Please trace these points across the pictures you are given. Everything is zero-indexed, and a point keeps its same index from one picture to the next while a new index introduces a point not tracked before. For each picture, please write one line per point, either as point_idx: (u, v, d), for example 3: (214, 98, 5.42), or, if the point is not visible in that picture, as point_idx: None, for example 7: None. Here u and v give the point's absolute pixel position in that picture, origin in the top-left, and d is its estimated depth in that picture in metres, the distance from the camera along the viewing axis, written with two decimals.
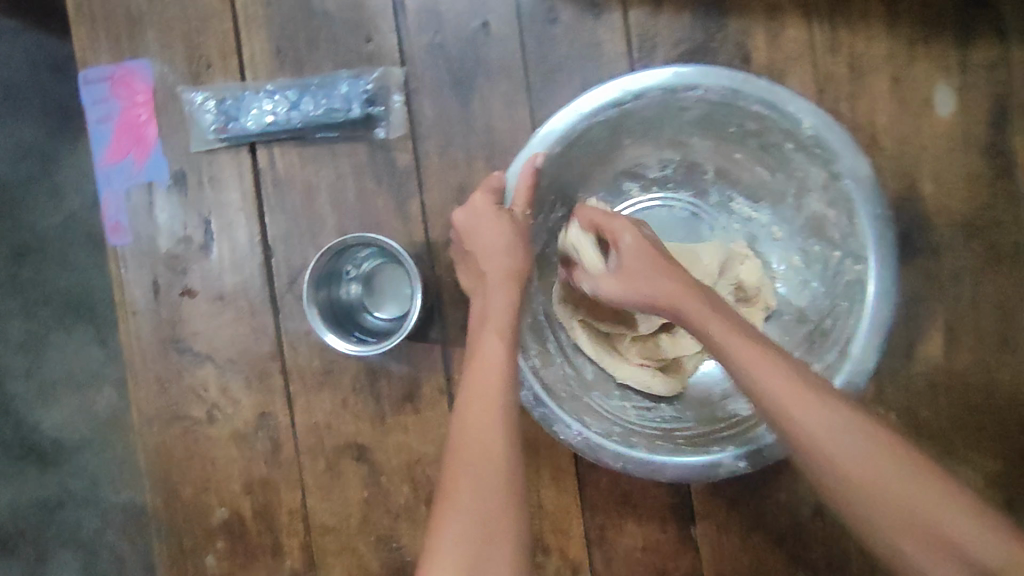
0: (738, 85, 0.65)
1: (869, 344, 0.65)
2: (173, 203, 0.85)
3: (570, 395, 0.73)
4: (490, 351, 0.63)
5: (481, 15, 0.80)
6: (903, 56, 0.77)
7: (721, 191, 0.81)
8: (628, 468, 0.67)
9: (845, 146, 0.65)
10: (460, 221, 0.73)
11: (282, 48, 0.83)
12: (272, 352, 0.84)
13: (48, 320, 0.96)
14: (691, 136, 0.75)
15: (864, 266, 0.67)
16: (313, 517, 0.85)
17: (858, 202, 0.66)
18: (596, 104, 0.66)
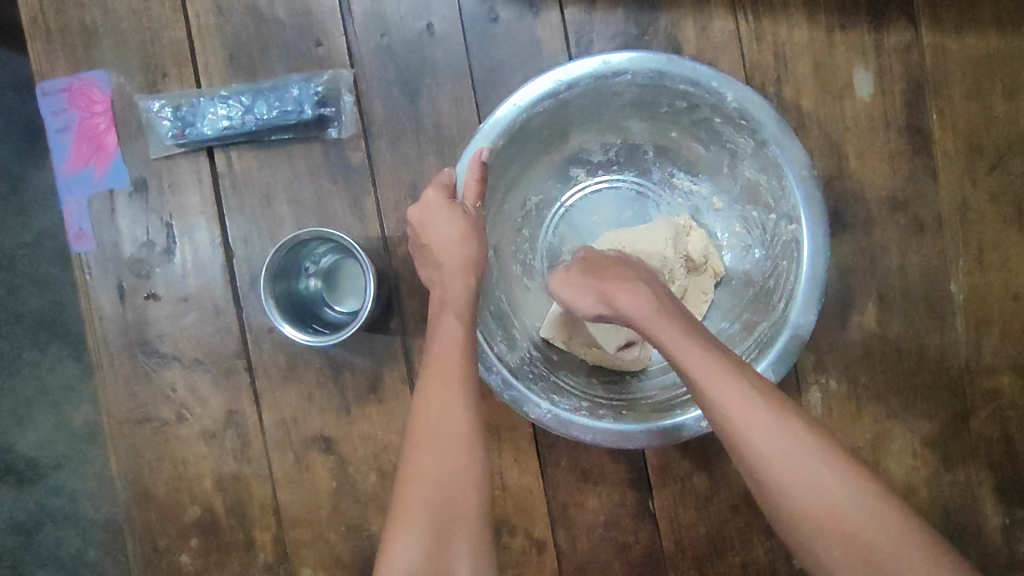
0: (663, 66, 0.68)
1: (810, 294, 0.69)
2: (135, 208, 0.87)
3: (536, 376, 0.76)
4: (451, 333, 0.67)
5: (426, 17, 0.84)
6: (823, 42, 0.82)
7: (663, 168, 0.84)
8: (597, 438, 0.70)
9: (769, 118, 0.69)
10: (414, 218, 0.74)
11: (235, 55, 0.85)
12: (237, 350, 0.87)
13: (21, 340, 1.01)
14: (627, 119, 0.79)
15: (797, 226, 0.70)
16: (284, 510, 0.87)
17: (786, 166, 0.70)
18: (532, 96, 0.70)
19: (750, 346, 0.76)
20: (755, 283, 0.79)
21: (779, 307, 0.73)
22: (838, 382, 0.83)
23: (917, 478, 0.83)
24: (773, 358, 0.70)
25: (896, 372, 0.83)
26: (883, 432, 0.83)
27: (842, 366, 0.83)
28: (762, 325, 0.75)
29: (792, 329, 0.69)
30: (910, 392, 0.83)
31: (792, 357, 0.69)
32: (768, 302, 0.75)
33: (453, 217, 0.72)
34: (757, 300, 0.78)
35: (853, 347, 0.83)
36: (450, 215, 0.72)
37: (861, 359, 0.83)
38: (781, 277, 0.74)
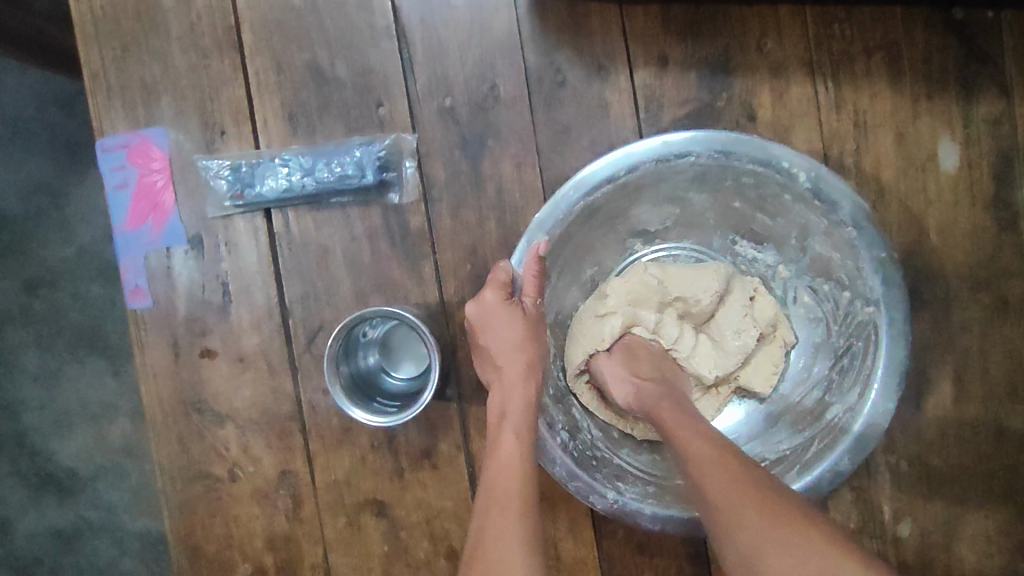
0: (730, 146, 0.67)
1: (886, 382, 0.69)
2: (191, 265, 0.86)
3: (600, 462, 0.75)
4: (507, 445, 0.66)
5: (490, 78, 0.82)
6: (906, 113, 0.79)
7: (724, 236, 0.81)
8: (667, 528, 0.70)
9: (844, 195, 0.68)
10: (472, 315, 0.73)
11: (295, 114, 0.84)
12: (291, 411, 0.86)
13: (61, 352, 1.10)
14: (688, 192, 0.76)
15: (875, 309, 0.69)
16: (335, 571, 0.86)
17: (862, 246, 0.68)
18: (590, 181, 0.69)
19: (818, 430, 0.73)
20: (827, 358, 0.76)
21: (853, 392, 0.71)
22: (911, 464, 0.80)
23: (990, 567, 0.80)
24: (846, 449, 0.69)
25: (972, 456, 0.79)
26: (955, 518, 0.80)
27: (916, 449, 0.80)
28: (835, 405, 0.73)
29: (867, 421, 0.69)
30: (987, 479, 0.79)
31: (863, 451, 0.69)
32: (842, 381, 0.74)
33: (511, 318, 0.71)
34: (830, 377, 0.75)
35: (928, 429, 0.80)
36: (511, 314, 0.71)
37: (936, 442, 0.80)
38: (857, 357, 0.72)
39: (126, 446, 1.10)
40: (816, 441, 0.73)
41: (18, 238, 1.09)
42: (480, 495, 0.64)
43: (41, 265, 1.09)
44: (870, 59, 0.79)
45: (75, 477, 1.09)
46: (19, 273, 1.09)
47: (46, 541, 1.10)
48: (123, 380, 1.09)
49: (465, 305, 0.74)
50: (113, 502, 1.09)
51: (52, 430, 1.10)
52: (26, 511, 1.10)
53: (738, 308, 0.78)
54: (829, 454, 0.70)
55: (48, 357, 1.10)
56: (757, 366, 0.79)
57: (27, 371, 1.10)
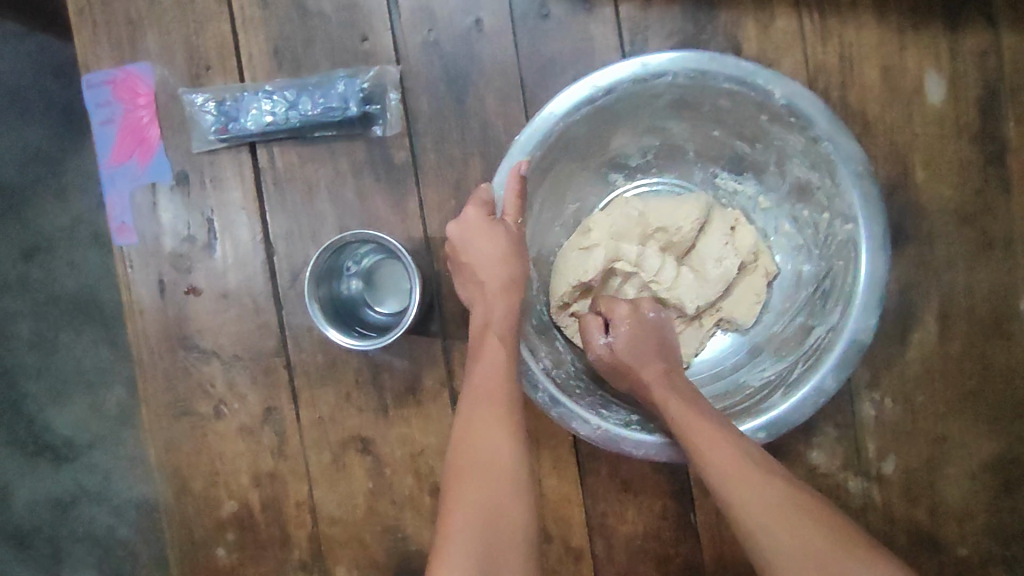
0: (705, 65, 0.65)
1: (868, 300, 0.66)
2: (176, 202, 0.87)
3: (583, 391, 0.76)
4: (494, 352, 0.67)
5: (474, 11, 0.81)
6: (892, 44, 0.78)
7: (705, 169, 0.81)
8: (648, 454, 0.69)
9: (819, 110, 0.65)
10: (454, 236, 0.73)
11: (279, 49, 0.84)
12: (276, 347, 0.86)
13: (57, 320, 1.10)
14: (668, 119, 0.75)
15: (854, 226, 0.67)
16: (320, 508, 0.87)
17: (839, 162, 0.66)
18: (569, 103, 0.67)
19: (802, 354, 0.73)
20: (809, 286, 0.76)
21: (835, 312, 0.70)
22: (895, 399, 0.80)
23: (974, 503, 0.79)
24: (832, 365, 0.67)
25: (957, 392, 0.79)
26: (939, 453, 0.79)
27: (900, 384, 0.80)
28: (817, 329, 0.72)
29: (850, 337, 0.66)
30: (971, 415, 0.79)
31: (851, 365, 0.66)
32: (823, 304, 0.73)
33: (494, 235, 0.70)
34: (812, 303, 0.75)
35: (912, 364, 0.79)
36: (494, 233, 0.70)
37: (920, 378, 0.79)
38: (837, 278, 0.71)
39: (122, 416, 1.09)
40: (800, 364, 0.72)
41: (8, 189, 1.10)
42: (466, 392, 0.66)
43: (31, 214, 1.10)
44: None
45: (73, 445, 1.10)
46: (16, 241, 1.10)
47: (45, 511, 1.11)
48: (112, 330, 1.10)
49: (447, 225, 0.74)
50: (111, 471, 1.10)
51: (48, 398, 1.11)
52: (24, 478, 1.11)
53: (718, 239, 0.78)
54: (816, 372, 0.68)
55: (40, 311, 1.10)
56: (739, 296, 0.79)
57: (22, 339, 1.11)
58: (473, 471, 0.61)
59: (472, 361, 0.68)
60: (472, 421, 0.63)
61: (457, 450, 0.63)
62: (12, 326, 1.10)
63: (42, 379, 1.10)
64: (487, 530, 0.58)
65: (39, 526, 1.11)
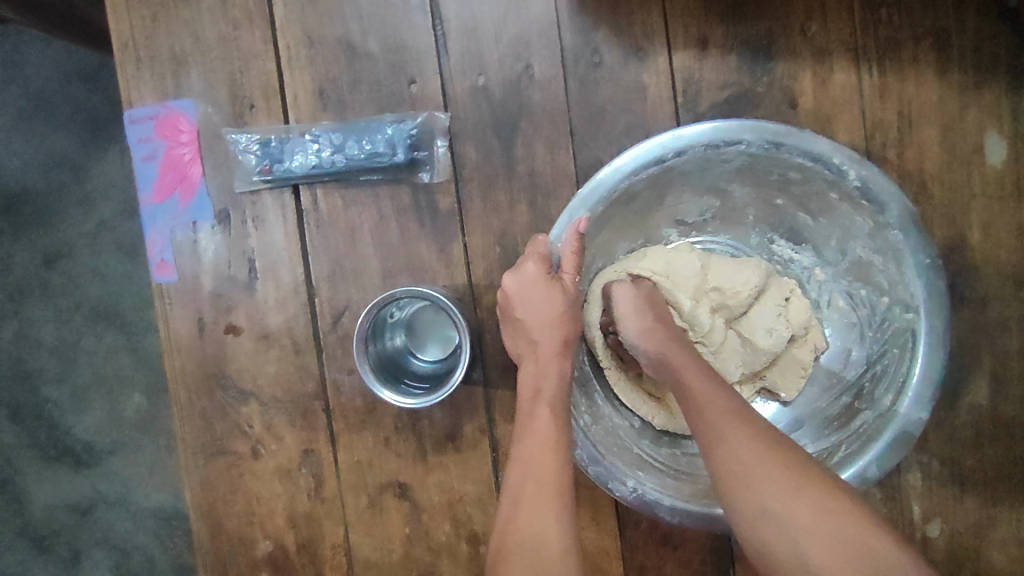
0: (782, 138, 0.65)
1: (920, 390, 0.66)
2: (218, 241, 0.86)
3: (621, 449, 0.72)
4: (543, 424, 0.66)
5: (525, 57, 0.80)
6: (954, 103, 0.76)
7: (762, 234, 0.81)
8: (686, 522, 0.68)
9: (893, 195, 0.65)
10: (511, 286, 0.72)
11: (326, 90, 0.83)
12: (315, 390, 0.85)
13: (80, 327, 1.10)
14: (731, 183, 0.74)
15: (914, 315, 0.67)
16: (356, 552, 0.86)
17: (906, 250, 0.66)
18: (636, 161, 0.66)
19: (847, 435, 0.71)
20: (859, 364, 0.75)
21: (886, 399, 0.69)
22: (942, 463, 0.79)
23: (1020, 569, 0.78)
24: (875, 455, 0.67)
25: (1006, 457, 0.78)
26: (986, 518, 0.78)
27: (948, 447, 0.78)
28: (864, 412, 0.71)
29: (900, 428, 0.66)
30: (1020, 481, 0.78)
31: (897, 455, 0.66)
32: (873, 387, 0.72)
33: (551, 292, 0.71)
34: (861, 385, 0.74)
35: (962, 428, 0.78)
36: (551, 290, 0.71)
37: (969, 442, 0.78)
38: (891, 363, 0.70)
39: (144, 422, 1.10)
40: (845, 446, 0.71)
41: (39, 212, 1.09)
42: (512, 471, 0.65)
43: (63, 237, 1.09)
44: (918, 46, 0.76)
45: (92, 450, 1.10)
46: (40, 246, 1.09)
47: (63, 514, 1.11)
48: (143, 355, 1.10)
49: (504, 275, 0.74)
50: (128, 478, 1.10)
51: (70, 404, 1.10)
52: (44, 481, 1.11)
53: (771, 306, 0.78)
54: (858, 458, 0.68)
55: (70, 334, 1.10)
56: (785, 366, 0.78)
57: (45, 344, 1.11)
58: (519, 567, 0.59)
59: (517, 440, 0.67)
60: (521, 498, 0.63)
61: (505, 536, 0.62)
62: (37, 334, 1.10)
63: (64, 387, 1.10)
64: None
65: (60, 529, 1.11)
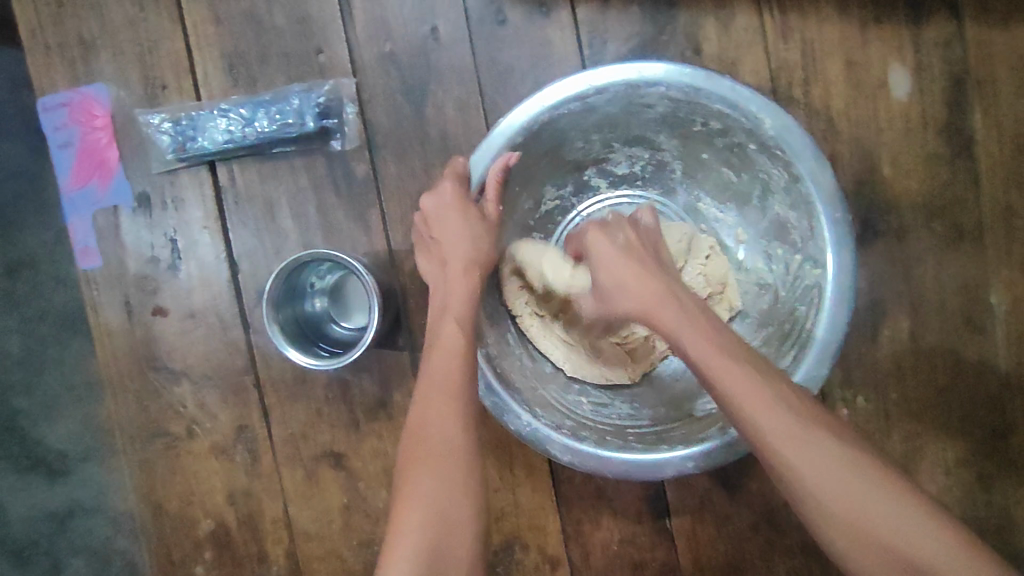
0: (700, 81, 0.64)
1: (827, 343, 0.64)
2: (138, 223, 0.86)
3: (525, 386, 0.74)
4: (449, 337, 0.67)
5: (430, 20, 0.80)
6: (855, 39, 0.77)
7: (689, 191, 0.82)
8: (573, 462, 0.69)
9: (807, 148, 0.64)
10: (427, 206, 0.72)
11: (235, 64, 0.83)
12: (245, 367, 0.86)
13: (45, 336, 1.03)
14: (658, 134, 0.75)
15: (823, 270, 0.66)
16: (296, 524, 0.87)
17: (818, 204, 0.65)
18: (555, 93, 0.66)
19: None
20: (772, 321, 0.75)
21: (791, 356, 0.69)
22: (867, 397, 0.79)
23: (950, 499, 0.79)
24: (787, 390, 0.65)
25: (929, 387, 0.79)
26: (913, 450, 0.79)
27: (872, 381, 0.79)
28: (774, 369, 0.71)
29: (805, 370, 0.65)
30: (944, 410, 0.79)
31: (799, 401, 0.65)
32: (783, 342, 0.72)
33: (468, 215, 0.71)
34: (772, 341, 0.74)
35: (884, 363, 0.79)
36: (468, 213, 0.71)
37: (892, 374, 0.79)
38: (799, 321, 0.70)
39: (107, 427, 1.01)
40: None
41: None
42: (422, 381, 0.66)
43: None
44: None
45: (66, 459, 1.03)
46: None
47: (44, 523, 1.04)
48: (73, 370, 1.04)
49: (421, 198, 0.74)
50: (104, 482, 1.02)
51: (42, 411, 1.03)
52: (16, 495, 1.04)
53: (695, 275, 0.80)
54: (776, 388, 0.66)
55: None
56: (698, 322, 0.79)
57: (12, 357, 1.04)
58: (427, 467, 0.60)
59: (425, 353, 0.67)
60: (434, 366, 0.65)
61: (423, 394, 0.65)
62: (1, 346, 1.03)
63: (34, 395, 1.03)
64: (433, 526, 0.57)
65: (38, 540, 1.04)
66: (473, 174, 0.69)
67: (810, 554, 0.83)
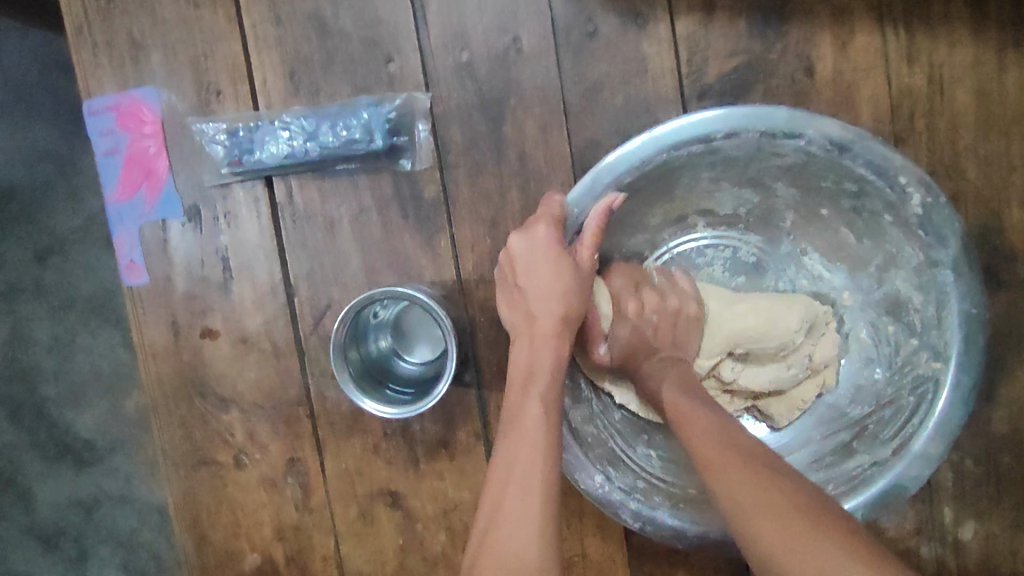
0: (848, 140, 0.59)
1: (934, 442, 0.61)
2: (188, 239, 0.80)
3: (596, 440, 0.69)
4: (534, 420, 0.60)
5: (513, 29, 0.73)
6: (991, 65, 0.69)
7: (794, 242, 0.74)
8: (645, 529, 0.64)
9: (953, 233, 0.59)
10: (517, 248, 0.65)
11: (296, 71, 0.76)
12: (298, 397, 0.80)
13: (73, 324, 0.99)
14: (776, 182, 0.68)
15: (943, 365, 0.61)
16: (348, 564, 0.82)
17: (953, 294, 0.60)
18: (678, 132, 0.60)
19: (836, 476, 0.66)
20: (869, 406, 0.69)
21: (887, 445, 0.64)
22: (976, 461, 0.72)
23: None
24: (862, 499, 0.61)
25: None
26: None
27: (982, 444, 0.72)
28: (861, 456, 0.66)
29: (896, 478, 0.60)
30: None
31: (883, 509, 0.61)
32: (877, 431, 0.67)
33: (559, 265, 0.64)
34: (863, 424, 0.69)
35: (998, 425, 0.72)
36: (560, 262, 0.64)
37: (1005, 437, 0.72)
38: (905, 411, 0.65)
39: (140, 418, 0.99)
40: (833, 486, 0.65)
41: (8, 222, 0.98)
42: (495, 470, 0.59)
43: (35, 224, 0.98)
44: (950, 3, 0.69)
45: (93, 449, 0.99)
46: (28, 242, 0.98)
47: (68, 512, 1.00)
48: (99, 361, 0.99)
49: (510, 235, 0.66)
50: (132, 472, 1.00)
51: (68, 399, 1.00)
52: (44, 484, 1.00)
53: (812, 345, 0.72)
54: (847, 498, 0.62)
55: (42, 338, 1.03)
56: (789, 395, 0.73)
57: (40, 343, 1.00)
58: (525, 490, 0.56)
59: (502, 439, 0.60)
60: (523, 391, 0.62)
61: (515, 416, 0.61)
62: (31, 333, 0.99)
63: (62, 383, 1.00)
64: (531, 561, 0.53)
65: (66, 528, 1.00)
66: (570, 213, 0.64)
67: None
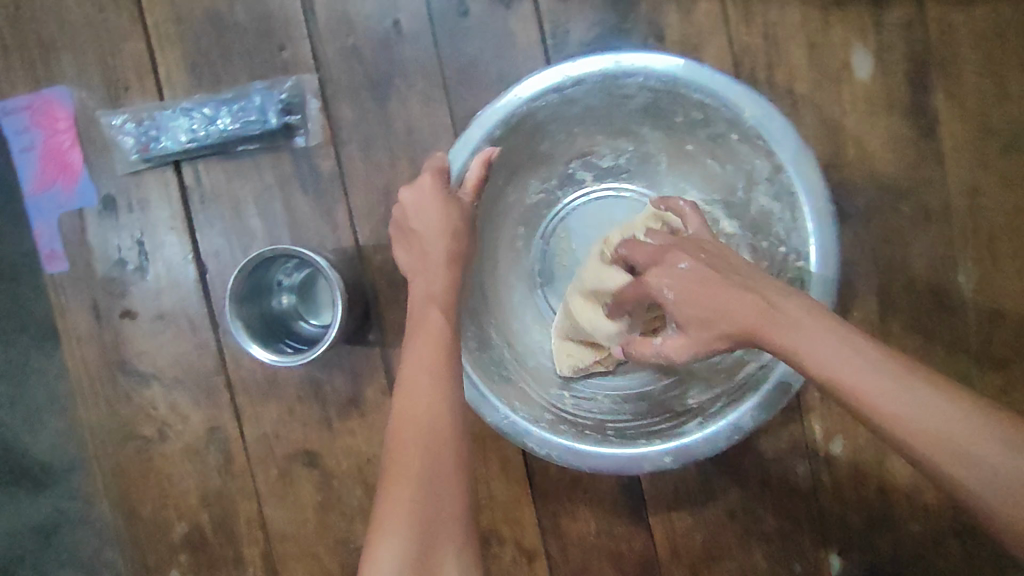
0: (678, 72, 0.65)
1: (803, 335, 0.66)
2: (104, 226, 0.85)
3: (502, 378, 0.74)
4: (433, 323, 0.65)
5: (392, 13, 0.80)
6: (818, 22, 0.77)
7: (675, 183, 0.81)
8: (552, 455, 0.69)
9: (788, 138, 0.65)
10: (404, 197, 0.70)
11: (197, 63, 0.82)
12: (215, 367, 0.85)
13: None
14: (640, 126, 0.76)
15: (805, 263, 0.67)
16: (271, 524, 0.86)
17: (800, 192, 0.65)
18: (536, 85, 0.67)
19: (730, 387, 0.73)
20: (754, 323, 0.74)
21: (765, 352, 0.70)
22: None
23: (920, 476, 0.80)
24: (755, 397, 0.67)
25: None
26: None
27: None
28: (748, 366, 0.72)
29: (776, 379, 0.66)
30: None
31: (770, 409, 0.67)
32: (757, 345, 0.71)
33: (448, 205, 0.69)
34: None
35: None
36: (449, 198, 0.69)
37: None
38: None
39: None
40: (725, 398, 0.72)
41: None
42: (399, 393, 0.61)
43: None
44: None
45: None
46: None
47: None
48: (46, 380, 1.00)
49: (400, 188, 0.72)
50: None
51: None
52: None
53: None
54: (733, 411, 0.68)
55: None
56: None
57: None
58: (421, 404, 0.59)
59: (409, 335, 0.65)
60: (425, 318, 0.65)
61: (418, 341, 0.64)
62: None
63: None
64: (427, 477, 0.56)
65: None
66: (452, 166, 0.69)
67: (785, 540, 0.82)
